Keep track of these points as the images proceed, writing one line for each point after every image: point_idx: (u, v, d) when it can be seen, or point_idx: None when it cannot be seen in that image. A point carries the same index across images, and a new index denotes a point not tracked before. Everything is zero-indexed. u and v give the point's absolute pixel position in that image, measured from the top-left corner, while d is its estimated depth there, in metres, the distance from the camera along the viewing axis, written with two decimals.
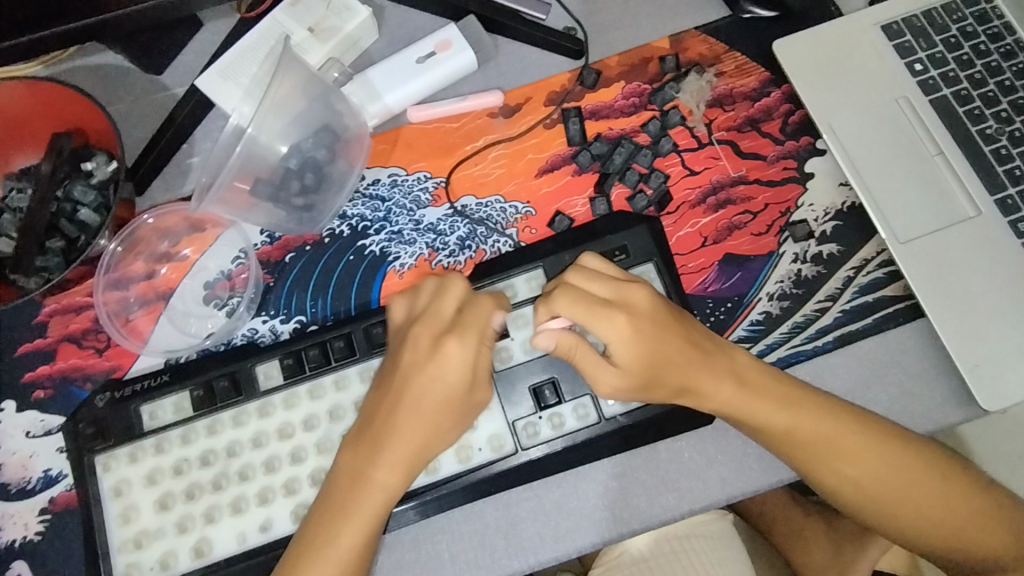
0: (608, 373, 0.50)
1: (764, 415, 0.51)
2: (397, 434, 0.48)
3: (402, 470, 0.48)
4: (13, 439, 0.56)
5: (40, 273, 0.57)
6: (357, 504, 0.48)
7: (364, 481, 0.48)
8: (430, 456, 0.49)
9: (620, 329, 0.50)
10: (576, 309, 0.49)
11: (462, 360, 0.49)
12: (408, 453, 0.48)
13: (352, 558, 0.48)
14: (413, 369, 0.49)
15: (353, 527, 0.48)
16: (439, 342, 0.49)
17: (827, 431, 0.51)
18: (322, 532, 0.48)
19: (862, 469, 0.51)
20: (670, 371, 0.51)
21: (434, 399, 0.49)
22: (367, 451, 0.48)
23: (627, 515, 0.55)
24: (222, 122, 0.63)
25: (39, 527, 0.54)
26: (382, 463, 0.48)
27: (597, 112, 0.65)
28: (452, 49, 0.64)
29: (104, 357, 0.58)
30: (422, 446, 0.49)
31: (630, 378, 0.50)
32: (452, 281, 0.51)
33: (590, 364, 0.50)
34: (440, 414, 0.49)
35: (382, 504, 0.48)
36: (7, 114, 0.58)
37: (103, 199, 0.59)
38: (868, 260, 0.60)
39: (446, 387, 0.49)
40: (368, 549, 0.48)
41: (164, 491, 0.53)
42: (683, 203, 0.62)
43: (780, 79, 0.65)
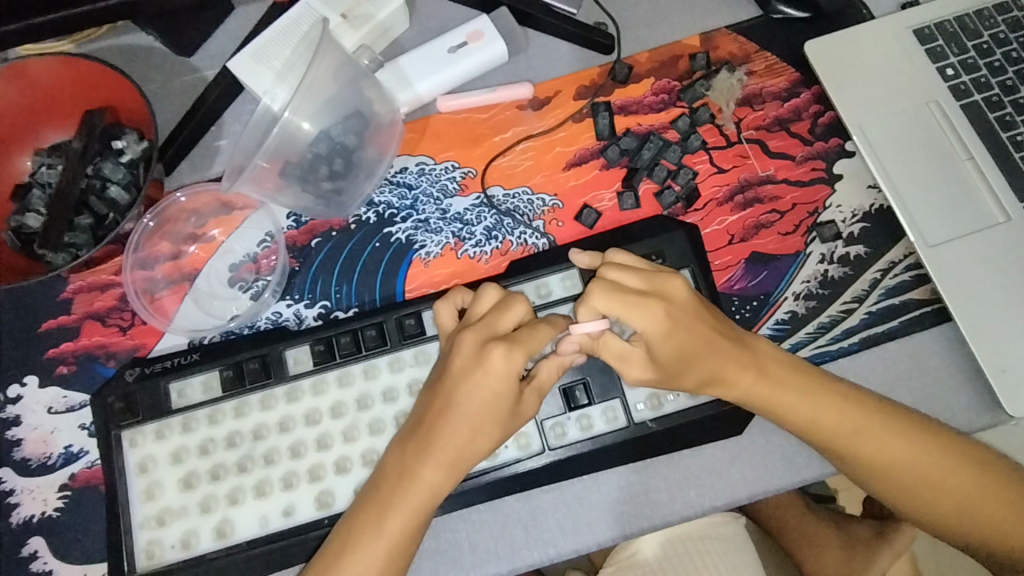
0: (640, 361, 0.50)
1: (787, 407, 0.51)
2: (444, 435, 0.48)
3: (447, 468, 0.48)
4: (35, 415, 0.56)
5: (68, 250, 0.57)
6: (401, 497, 0.48)
7: (412, 476, 0.48)
8: (473, 460, 0.49)
9: (655, 327, 0.48)
10: (614, 304, 0.48)
11: (507, 369, 0.47)
12: (455, 453, 0.48)
13: (395, 546, 0.48)
14: (460, 374, 0.48)
15: (396, 520, 0.48)
16: (488, 348, 0.47)
17: (849, 424, 0.51)
18: (365, 521, 0.48)
19: (886, 462, 0.51)
20: (700, 363, 0.50)
21: (480, 405, 0.48)
22: (415, 448, 0.48)
23: (648, 510, 0.55)
24: (251, 106, 0.63)
25: (59, 503, 0.54)
26: (431, 461, 0.48)
27: (626, 107, 0.65)
28: (484, 39, 0.64)
29: (128, 336, 0.58)
30: (469, 449, 0.48)
31: (658, 370, 0.50)
32: (514, 302, 0.50)
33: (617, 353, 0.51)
34: (487, 420, 0.48)
35: (426, 500, 0.48)
36: (39, 90, 0.58)
37: (133, 177, 0.59)
38: (895, 263, 0.60)
39: (493, 393, 0.47)
40: (411, 541, 0.49)
41: (189, 471, 0.52)
42: (711, 200, 0.62)
43: (810, 80, 0.65)
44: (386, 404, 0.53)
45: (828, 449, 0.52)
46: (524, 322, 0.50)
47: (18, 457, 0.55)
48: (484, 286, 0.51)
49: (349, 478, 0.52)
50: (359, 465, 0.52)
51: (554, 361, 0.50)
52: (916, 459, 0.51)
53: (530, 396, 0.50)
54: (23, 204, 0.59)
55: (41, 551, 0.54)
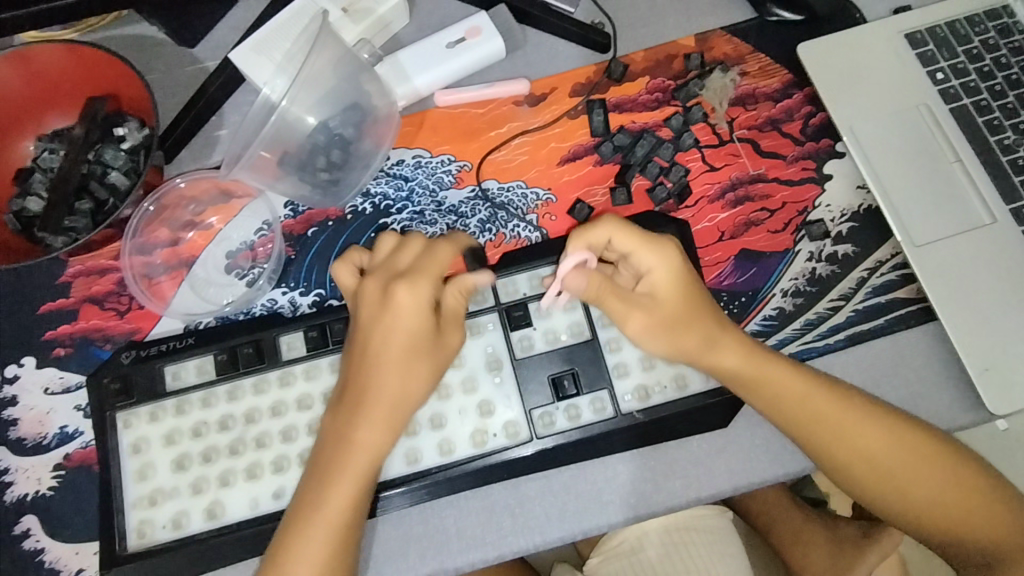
0: (645, 318, 0.53)
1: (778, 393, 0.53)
2: (372, 389, 0.50)
3: (383, 426, 0.50)
4: (30, 395, 0.57)
5: (68, 233, 0.58)
6: (345, 466, 0.49)
7: (349, 441, 0.49)
8: (409, 408, 0.51)
9: (653, 275, 0.53)
10: (626, 238, 0.52)
11: (413, 300, 0.51)
12: (386, 405, 0.50)
13: (343, 518, 0.49)
14: (371, 320, 0.52)
15: (341, 487, 0.49)
16: (395, 288, 0.51)
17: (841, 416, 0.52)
18: (312, 490, 0.49)
19: (874, 459, 0.52)
20: (690, 321, 0.53)
21: (402, 345, 0.51)
22: (348, 412, 0.50)
23: (635, 500, 0.55)
24: (252, 97, 0.65)
25: (53, 483, 0.55)
26: (365, 423, 0.50)
27: (621, 105, 0.66)
28: (482, 35, 0.65)
29: (126, 319, 0.59)
30: (400, 397, 0.50)
31: (658, 317, 0.53)
32: (411, 239, 0.54)
33: (620, 304, 0.53)
34: (410, 358, 0.51)
35: (368, 464, 0.49)
36: (42, 76, 0.58)
37: (133, 163, 0.60)
38: (883, 262, 0.61)
39: (407, 330, 0.51)
40: (358, 510, 0.49)
41: (181, 452, 0.53)
42: (702, 198, 0.63)
43: (802, 82, 0.67)
44: None
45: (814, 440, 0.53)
46: (422, 254, 0.53)
47: (13, 437, 0.56)
48: (381, 237, 0.55)
49: None
50: None
51: (456, 283, 0.53)
52: (901, 464, 0.52)
53: (447, 323, 0.52)
54: (24, 187, 0.59)
55: (33, 529, 0.54)
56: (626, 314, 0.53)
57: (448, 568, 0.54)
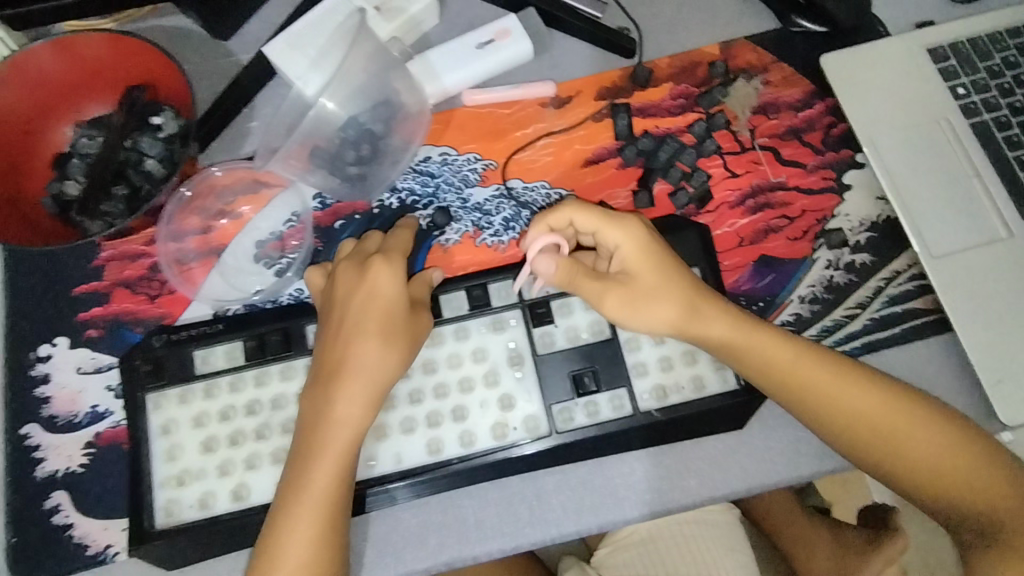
0: (620, 293, 0.55)
1: (773, 363, 0.54)
2: (351, 361, 0.52)
3: (364, 402, 0.51)
4: (63, 374, 0.58)
5: (104, 218, 0.60)
6: (325, 441, 0.50)
7: (330, 415, 0.51)
8: (388, 381, 0.52)
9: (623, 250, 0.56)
10: (587, 216, 0.56)
11: (388, 275, 0.55)
12: (366, 377, 0.52)
13: (329, 492, 0.50)
14: (349, 296, 0.55)
15: (325, 462, 0.50)
16: (371, 265, 0.55)
17: (832, 384, 0.53)
18: (298, 464, 0.50)
19: (870, 428, 0.53)
20: (666, 286, 0.55)
21: (378, 320, 0.53)
22: (327, 385, 0.52)
23: (649, 496, 0.57)
24: (283, 91, 0.66)
25: (84, 460, 0.56)
26: (342, 398, 0.51)
27: (645, 110, 0.67)
28: (510, 37, 0.66)
29: (157, 304, 0.60)
30: (378, 371, 0.52)
31: (633, 291, 0.55)
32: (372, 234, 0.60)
33: (593, 284, 0.55)
34: (388, 331, 0.53)
35: (351, 438, 0.51)
36: (84, 63, 0.60)
37: (169, 152, 0.61)
38: (899, 272, 0.62)
39: (382, 304, 0.54)
40: (342, 487, 0.50)
41: (209, 435, 0.55)
42: (723, 203, 0.64)
43: (824, 92, 0.68)
44: (401, 381, 0.56)
45: (808, 411, 0.53)
46: (387, 242, 0.59)
47: (46, 414, 0.57)
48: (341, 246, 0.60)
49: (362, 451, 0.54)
50: (371, 438, 0.54)
51: (420, 276, 0.57)
52: (898, 433, 0.52)
53: (419, 303, 0.56)
54: (61, 171, 0.61)
55: (63, 504, 0.55)
56: (604, 292, 0.55)
57: (465, 556, 0.56)
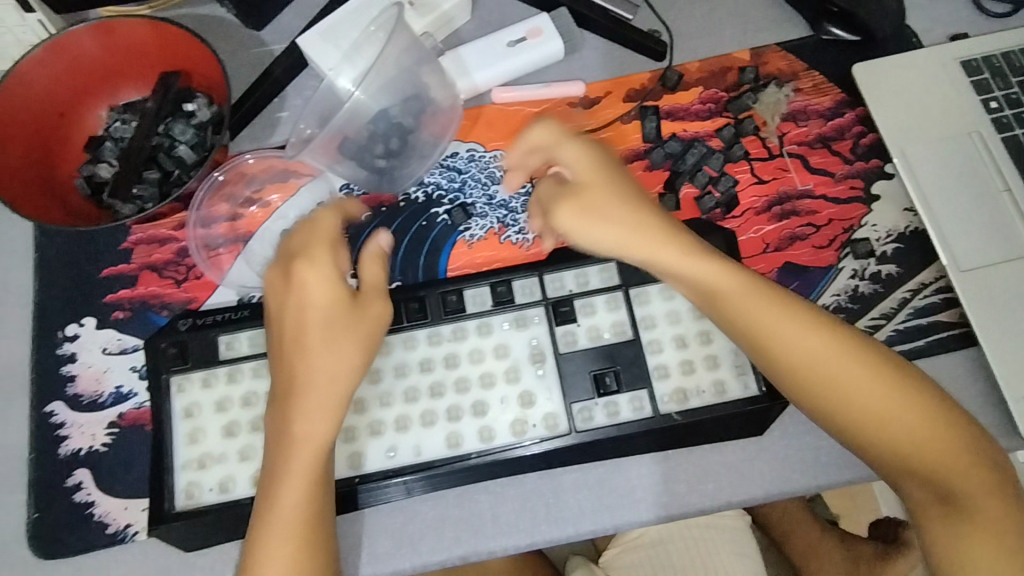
0: (575, 200, 0.53)
1: (792, 344, 0.50)
2: (302, 375, 0.51)
3: (321, 416, 0.50)
4: (89, 354, 0.59)
5: (135, 201, 0.60)
6: (290, 464, 0.49)
7: (287, 436, 0.49)
8: (345, 386, 0.51)
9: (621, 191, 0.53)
10: (554, 134, 0.56)
11: (321, 279, 0.52)
12: (320, 387, 0.50)
13: (303, 512, 0.49)
14: (288, 308, 0.52)
15: (289, 486, 0.49)
16: (296, 271, 0.52)
17: (857, 375, 0.49)
18: (267, 492, 0.49)
19: (825, 372, 0.49)
20: (620, 204, 0.53)
21: (319, 328, 0.51)
22: (281, 406, 0.51)
23: (666, 498, 0.57)
24: (314, 82, 0.66)
25: (106, 439, 0.57)
26: (298, 416, 0.50)
27: (673, 113, 0.67)
28: (542, 37, 0.66)
29: (183, 288, 0.61)
30: (332, 379, 0.50)
31: (591, 200, 0.53)
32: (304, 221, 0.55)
33: (595, 202, 0.53)
34: (336, 336, 0.51)
35: (312, 453, 0.49)
36: (121, 48, 0.61)
37: (200, 138, 0.62)
38: (926, 284, 0.62)
39: (322, 310, 0.52)
40: (317, 504, 0.49)
41: (231, 419, 0.55)
42: (749, 209, 0.64)
43: (854, 102, 0.67)
44: (423, 373, 0.56)
45: (783, 358, 0.50)
46: (307, 228, 0.54)
47: (71, 393, 0.58)
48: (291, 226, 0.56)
49: (381, 442, 0.54)
50: (391, 429, 0.55)
51: (367, 258, 0.54)
52: (920, 443, 0.48)
53: (370, 294, 0.53)
54: (95, 154, 0.62)
55: (85, 483, 0.56)
56: (605, 211, 0.53)
57: (481, 551, 0.56)
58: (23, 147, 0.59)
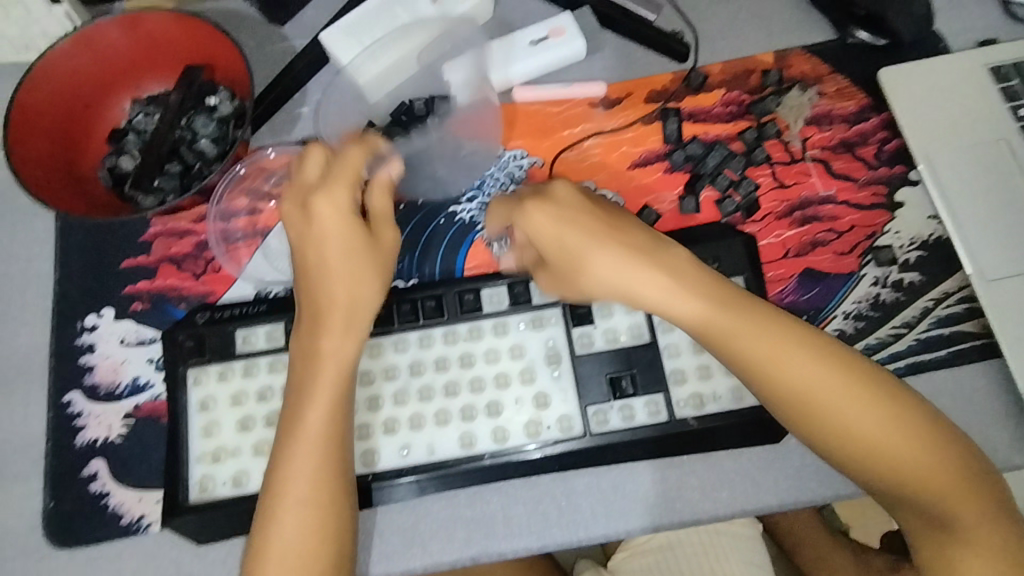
0: (564, 247, 0.52)
1: (793, 385, 0.49)
2: (326, 296, 0.52)
3: (349, 333, 0.51)
4: (107, 345, 0.59)
5: (156, 193, 0.61)
6: (316, 379, 0.50)
7: (318, 353, 0.51)
8: (365, 309, 0.52)
9: (593, 222, 0.52)
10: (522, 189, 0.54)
11: (336, 206, 0.52)
12: (344, 309, 0.51)
13: (329, 436, 0.49)
14: (305, 236, 0.52)
15: (315, 413, 0.49)
16: (315, 203, 0.52)
17: (860, 415, 0.48)
18: (289, 431, 0.50)
19: (820, 408, 0.49)
20: (608, 241, 0.52)
21: (339, 252, 0.52)
22: (310, 326, 0.52)
23: (679, 504, 0.56)
24: (335, 78, 0.67)
25: (122, 430, 0.57)
26: (327, 334, 0.51)
27: (695, 115, 0.66)
28: (565, 35, 0.66)
29: (201, 281, 0.61)
30: (356, 302, 0.52)
31: (586, 241, 0.52)
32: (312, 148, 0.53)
33: (572, 240, 0.51)
34: (355, 258, 0.52)
35: (342, 367, 0.51)
36: (146, 41, 0.61)
37: (223, 132, 0.62)
38: (949, 293, 0.61)
39: (341, 232, 0.52)
40: (339, 428, 0.50)
41: (246, 413, 0.55)
42: (770, 213, 0.63)
43: (880, 107, 0.66)
44: (438, 372, 0.56)
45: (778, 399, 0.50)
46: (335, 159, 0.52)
47: (88, 383, 0.58)
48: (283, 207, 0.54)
49: (395, 440, 0.54)
50: (405, 427, 0.54)
51: (376, 186, 0.54)
52: (902, 476, 0.48)
53: (382, 219, 0.54)
54: (118, 146, 0.62)
55: (101, 473, 0.56)
56: (586, 248, 0.51)
57: (492, 552, 0.56)
58: (50, 138, 0.59)
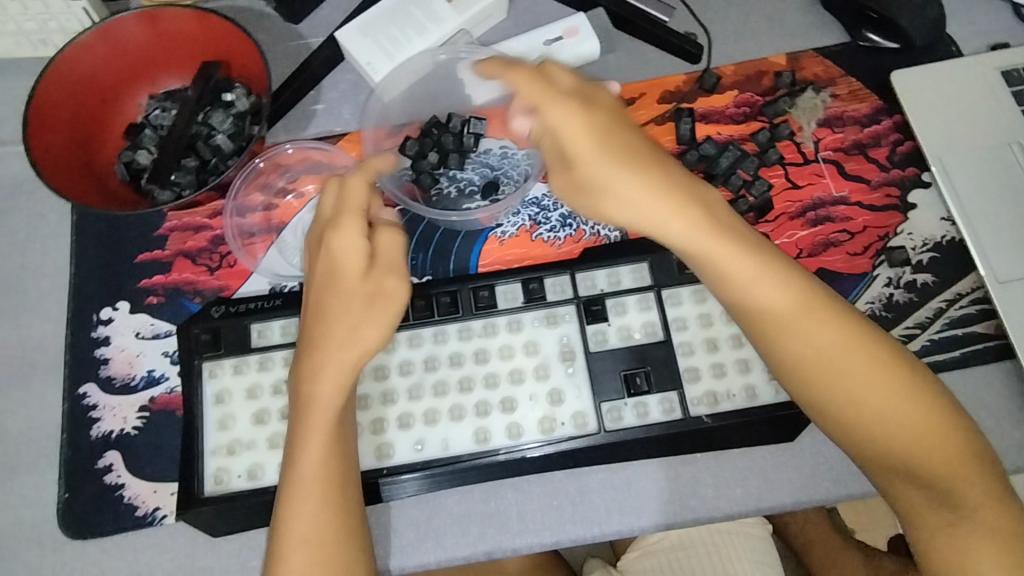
0: (596, 163, 0.49)
1: (800, 343, 0.48)
2: (320, 341, 0.51)
3: (333, 378, 0.50)
4: (122, 337, 0.60)
5: (173, 188, 0.61)
6: (305, 426, 0.49)
7: (307, 399, 0.50)
8: (357, 356, 0.51)
9: (622, 145, 0.49)
10: (534, 87, 0.51)
11: (343, 247, 0.52)
12: (336, 354, 0.50)
13: (322, 483, 0.49)
14: (315, 274, 0.53)
15: (305, 457, 0.49)
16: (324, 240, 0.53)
17: (865, 377, 0.47)
18: (286, 475, 0.50)
19: (826, 370, 0.48)
20: (641, 166, 0.49)
21: (337, 294, 0.52)
22: (302, 373, 0.51)
23: (692, 501, 0.56)
24: (350, 76, 0.67)
25: (137, 423, 0.58)
26: (314, 379, 0.50)
27: (708, 115, 0.67)
28: (579, 36, 0.66)
29: (216, 276, 0.61)
30: (346, 345, 0.51)
31: (618, 163, 0.49)
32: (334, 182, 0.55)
33: (600, 163, 0.49)
34: (351, 303, 0.51)
35: (329, 414, 0.49)
36: (164, 37, 0.61)
37: (239, 128, 0.63)
38: (962, 294, 0.61)
39: (343, 275, 0.52)
40: (328, 474, 0.49)
41: (261, 407, 0.55)
42: (783, 214, 0.64)
43: (892, 109, 0.67)
44: (452, 368, 0.56)
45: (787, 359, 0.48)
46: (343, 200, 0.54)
47: (104, 375, 0.59)
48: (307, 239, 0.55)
49: (410, 434, 0.54)
50: (420, 421, 0.55)
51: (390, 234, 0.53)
52: (903, 443, 0.47)
53: (388, 267, 0.53)
54: (135, 141, 0.63)
55: (115, 465, 0.57)
56: (614, 178, 0.48)
57: (506, 547, 0.56)
58: (68, 133, 0.60)
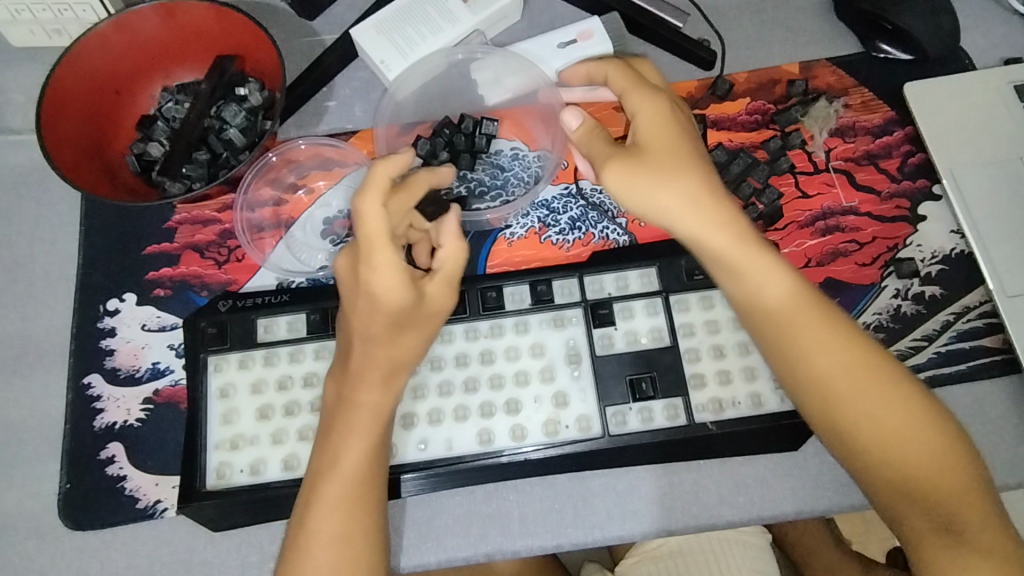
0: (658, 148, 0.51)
1: (813, 364, 0.48)
2: (363, 357, 0.50)
3: (382, 384, 0.50)
4: (128, 329, 0.60)
5: (183, 180, 0.61)
6: (351, 423, 0.49)
7: (352, 402, 0.50)
8: (404, 369, 0.51)
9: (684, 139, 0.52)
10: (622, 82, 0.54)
11: (388, 266, 0.49)
12: (384, 368, 0.50)
13: (361, 479, 0.49)
14: (350, 291, 0.51)
15: (348, 455, 0.49)
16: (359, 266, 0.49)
17: (876, 400, 0.47)
18: (320, 469, 0.49)
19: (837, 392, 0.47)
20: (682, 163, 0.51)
21: (380, 316, 0.50)
22: (346, 379, 0.50)
23: (694, 507, 0.56)
24: (363, 73, 0.67)
25: (141, 415, 0.58)
26: (361, 385, 0.50)
27: (720, 122, 0.67)
28: (594, 39, 0.66)
29: (224, 270, 0.61)
30: (397, 360, 0.51)
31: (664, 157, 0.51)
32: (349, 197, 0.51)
33: (663, 153, 0.51)
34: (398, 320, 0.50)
35: (372, 419, 0.50)
36: (180, 30, 0.62)
37: (251, 122, 0.63)
38: (970, 307, 0.61)
39: (384, 301, 0.50)
40: (369, 473, 0.49)
41: (266, 402, 0.55)
42: (792, 222, 0.64)
43: (904, 120, 0.67)
44: (457, 368, 0.56)
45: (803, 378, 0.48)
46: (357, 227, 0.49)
47: (109, 366, 0.59)
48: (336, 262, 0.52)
49: (414, 433, 0.54)
50: (424, 421, 0.54)
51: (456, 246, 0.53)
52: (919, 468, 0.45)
53: (439, 284, 0.53)
54: (147, 133, 0.63)
55: (118, 456, 0.57)
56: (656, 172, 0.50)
57: (506, 550, 0.56)
58: (81, 122, 0.60)
